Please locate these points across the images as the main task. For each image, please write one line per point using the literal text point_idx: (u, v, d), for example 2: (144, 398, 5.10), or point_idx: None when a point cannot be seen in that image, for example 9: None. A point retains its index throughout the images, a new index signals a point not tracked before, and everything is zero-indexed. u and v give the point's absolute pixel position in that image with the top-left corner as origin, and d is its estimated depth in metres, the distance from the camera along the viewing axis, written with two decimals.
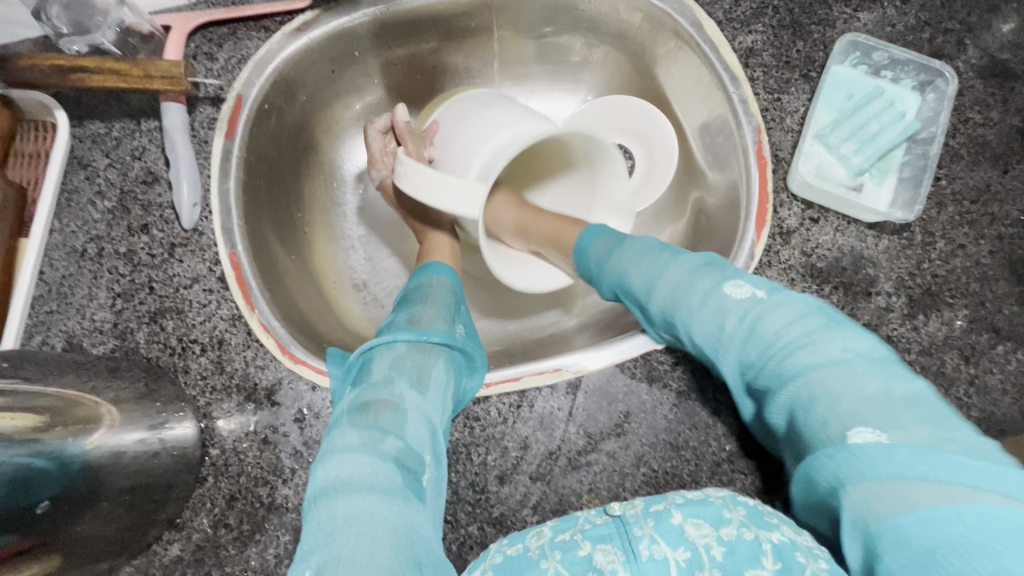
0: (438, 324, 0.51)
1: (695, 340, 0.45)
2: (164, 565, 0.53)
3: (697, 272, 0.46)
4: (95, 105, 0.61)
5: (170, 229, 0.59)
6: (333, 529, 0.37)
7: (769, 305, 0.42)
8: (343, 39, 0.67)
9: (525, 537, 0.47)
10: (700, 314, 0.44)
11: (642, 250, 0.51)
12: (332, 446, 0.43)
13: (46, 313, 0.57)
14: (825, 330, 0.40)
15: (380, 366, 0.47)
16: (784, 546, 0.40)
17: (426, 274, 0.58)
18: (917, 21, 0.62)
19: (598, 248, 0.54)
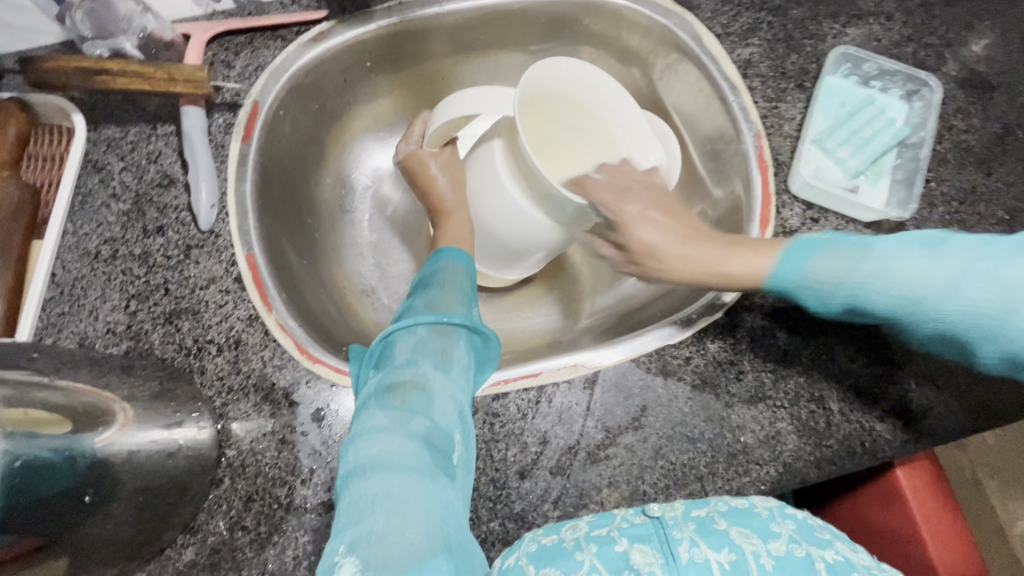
0: (458, 306, 0.52)
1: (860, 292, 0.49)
2: (178, 569, 0.51)
3: (1008, 268, 0.44)
4: (111, 109, 0.61)
5: (186, 231, 0.59)
6: (365, 507, 0.38)
7: (875, 258, 0.49)
8: (357, 50, 0.69)
9: (560, 529, 0.49)
10: (867, 271, 0.49)
11: (901, 264, 0.47)
12: (359, 426, 0.43)
13: (57, 315, 0.56)
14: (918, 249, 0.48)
15: (404, 348, 0.47)
16: (839, 564, 0.42)
17: (444, 257, 0.57)
18: (900, 37, 0.67)
19: (819, 266, 0.51)
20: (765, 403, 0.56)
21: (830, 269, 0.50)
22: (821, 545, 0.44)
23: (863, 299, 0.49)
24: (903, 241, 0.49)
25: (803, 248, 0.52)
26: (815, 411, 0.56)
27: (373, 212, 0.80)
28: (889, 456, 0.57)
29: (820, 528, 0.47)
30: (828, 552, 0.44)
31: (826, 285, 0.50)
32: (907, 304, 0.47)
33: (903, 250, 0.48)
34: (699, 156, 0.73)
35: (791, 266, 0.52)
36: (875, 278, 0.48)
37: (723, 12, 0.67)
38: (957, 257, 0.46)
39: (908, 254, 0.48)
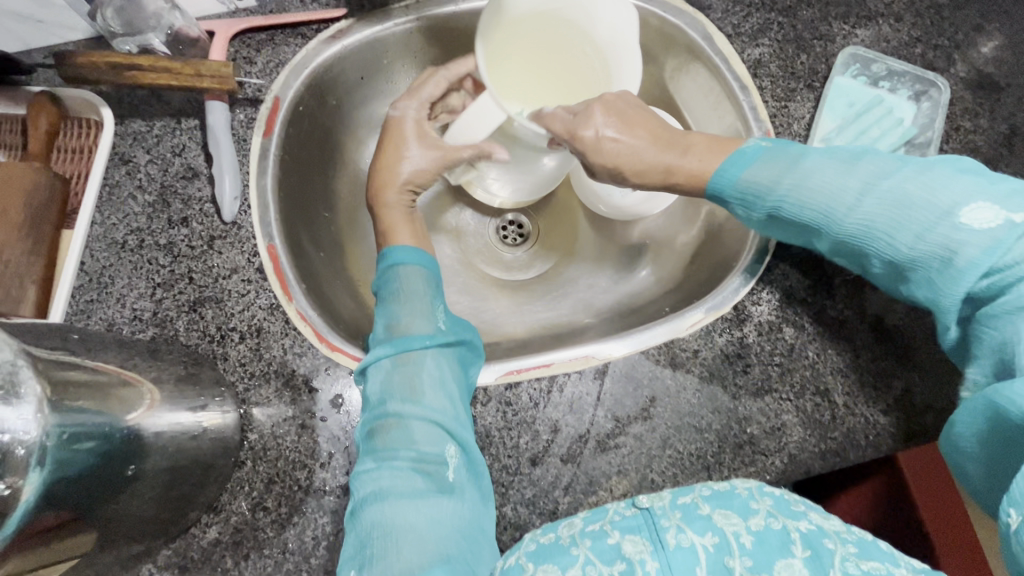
0: (419, 324, 0.54)
1: (801, 199, 0.53)
2: (203, 547, 0.54)
3: (905, 181, 0.49)
4: (138, 104, 0.63)
5: (210, 222, 0.61)
6: (367, 539, 0.44)
7: (816, 171, 0.52)
8: (374, 47, 0.70)
9: (557, 528, 0.50)
10: (811, 180, 0.52)
11: (826, 173, 0.52)
12: (357, 471, 0.49)
13: (86, 302, 0.58)
14: (857, 166, 0.51)
15: (374, 385, 0.52)
16: (813, 533, 0.44)
17: (392, 264, 0.58)
18: (909, 38, 0.68)
19: (749, 171, 0.55)
20: (771, 396, 0.58)
21: (759, 179, 0.55)
22: (796, 516, 0.46)
23: (788, 205, 0.53)
24: (831, 153, 0.54)
25: (741, 159, 0.56)
26: (820, 404, 0.58)
27: None
28: (892, 448, 0.58)
29: (796, 501, 0.49)
30: (801, 522, 0.45)
31: (746, 194, 0.55)
32: (820, 217, 0.52)
33: (831, 160, 0.53)
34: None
35: (725, 176, 0.56)
36: (794, 190, 0.53)
37: (735, 12, 0.68)
38: (875, 172, 0.51)
39: (829, 169, 0.52)
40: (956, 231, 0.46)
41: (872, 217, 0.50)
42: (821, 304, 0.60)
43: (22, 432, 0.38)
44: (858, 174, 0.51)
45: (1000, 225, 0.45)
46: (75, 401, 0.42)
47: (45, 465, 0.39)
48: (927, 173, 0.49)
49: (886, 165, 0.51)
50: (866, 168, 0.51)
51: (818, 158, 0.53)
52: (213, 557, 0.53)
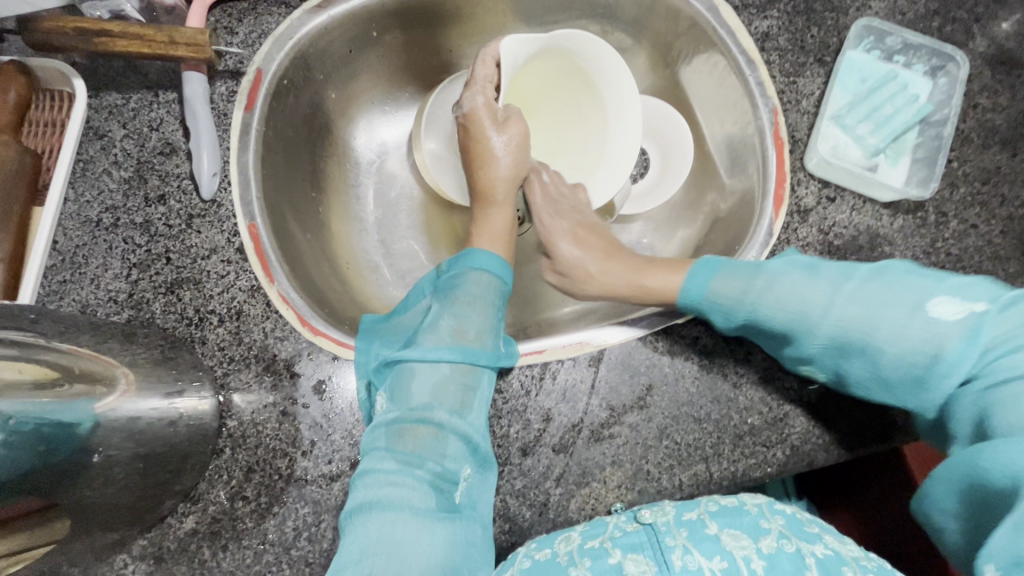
0: (483, 339, 0.53)
1: (777, 307, 0.52)
2: (179, 538, 0.52)
3: (868, 283, 0.51)
4: (112, 75, 0.60)
5: (188, 200, 0.58)
6: (367, 546, 0.41)
7: (778, 280, 0.53)
8: (362, 18, 0.67)
9: (553, 542, 0.48)
10: (779, 291, 0.53)
11: (798, 283, 0.53)
12: (368, 464, 0.47)
13: (59, 282, 0.56)
14: (817, 272, 0.53)
15: (422, 385, 0.51)
16: (830, 559, 0.44)
17: (467, 266, 0.57)
18: (926, 10, 0.64)
19: (719, 286, 0.54)
20: (774, 385, 0.55)
21: (729, 287, 0.54)
22: (810, 539, 0.46)
23: (762, 316, 0.52)
24: (793, 266, 0.54)
25: (708, 267, 0.56)
26: (825, 394, 0.55)
27: (378, 186, 0.79)
28: (900, 440, 0.55)
29: (809, 521, 0.49)
30: (817, 546, 0.46)
31: (723, 304, 0.54)
32: (794, 322, 0.52)
33: (798, 270, 0.54)
34: (716, 150, 0.70)
35: (698, 284, 0.55)
36: (767, 294, 0.53)
37: None
38: (858, 287, 0.52)
39: (791, 275, 0.53)
40: (933, 326, 0.48)
41: (842, 324, 0.51)
42: None
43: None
44: (822, 280, 0.53)
45: (966, 318, 0.48)
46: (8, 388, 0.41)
47: None
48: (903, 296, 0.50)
49: (837, 277, 0.53)
50: (834, 279, 0.53)
51: (790, 266, 0.54)
52: (190, 548, 0.51)
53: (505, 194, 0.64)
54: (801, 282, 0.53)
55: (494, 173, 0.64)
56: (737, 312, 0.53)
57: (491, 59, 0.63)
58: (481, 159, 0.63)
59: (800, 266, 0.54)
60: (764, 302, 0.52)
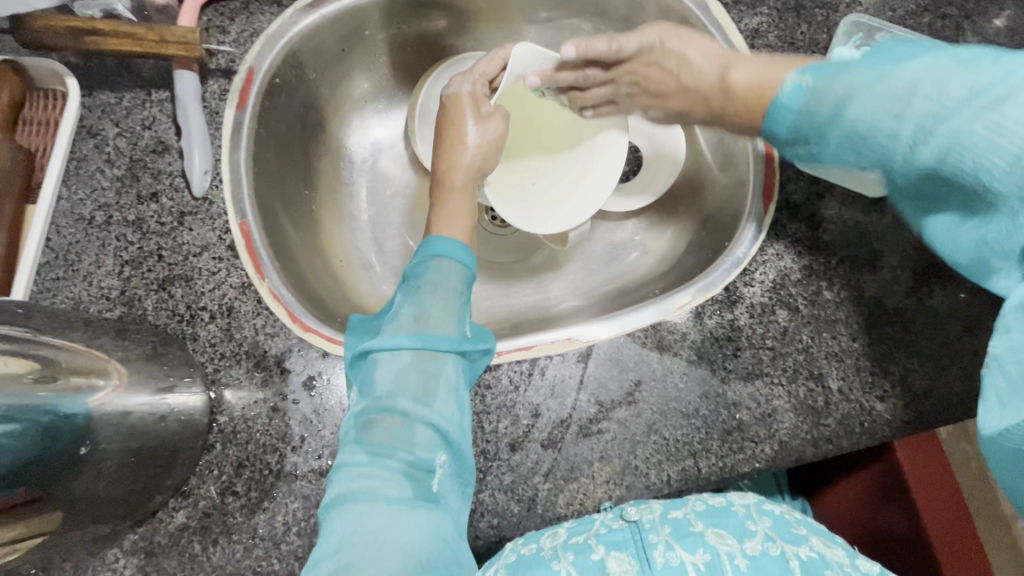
0: (447, 324, 0.49)
1: (867, 116, 0.45)
2: (170, 533, 0.52)
3: (997, 109, 0.38)
4: (105, 74, 0.61)
5: (180, 197, 0.59)
6: (342, 538, 0.40)
7: (868, 81, 0.45)
8: (354, 17, 0.67)
9: (539, 538, 0.50)
10: (875, 98, 0.45)
11: (879, 92, 0.45)
12: (343, 458, 0.45)
13: (52, 280, 0.56)
14: (894, 70, 0.44)
15: (385, 374, 0.47)
16: (813, 561, 0.45)
17: (429, 252, 0.51)
18: (916, 7, 0.64)
19: (804, 104, 0.50)
20: (762, 380, 0.55)
21: (820, 96, 0.48)
22: (794, 542, 0.47)
23: (860, 137, 0.46)
24: (933, 50, 0.43)
25: (796, 93, 0.51)
26: (814, 389, 0.55)
27: (372, 184, 0.79)
28: (888, 436, 0.56)
29: (797, 523, 0.50)
30: (802, 549, 0.46)
31: (809, 115, 0.50)
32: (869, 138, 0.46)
33: (882, 62, 0.45)
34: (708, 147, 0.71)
35: (793, 99, 0.51)
36: (851, 105, 0.46)
37: None
38: (922, 67, 0.43)
39: (936, 64, 0.42)
40: None
41: (937, 157, 0.41)
42: (816, 285, 0.57)
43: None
44: (960, 81, 0.40)
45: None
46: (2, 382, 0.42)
47: None
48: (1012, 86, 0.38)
49: (956, 81, 0.40)
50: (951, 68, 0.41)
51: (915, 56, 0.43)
52: (180, 543, 0.52)
53: (464, 185, 0.58)
54: (887, 83, 0.44)
55: (457, 158, 0.59)
56: (831, 130, 0.48)
57: (497, 59, 0.64)
58: (449, 142, 0.60)
59: (876, 59, 0.47)
60: (854, 110, 0.46)
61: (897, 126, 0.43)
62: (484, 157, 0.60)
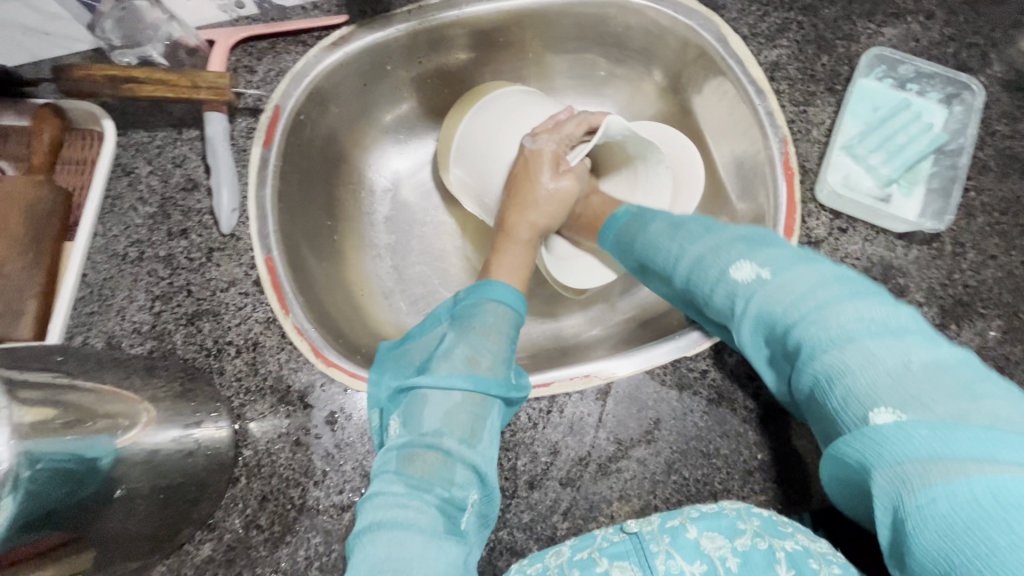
0: (496, 369, 0.51)
1: (657, 243, 0.55)
2: (197, 564, 0.52)
3: (722, 239, 0.50)
4: (139, 114, 0.63)
5: (209, 234, 0.61)
6: (376, 564, 0.40)
7: (660, 223, 0.57)
8: (376, 53, 0.69)
9: (544, 556, 0.47)
10: (658, 232, 0.56)
11: (661, 230, 0.56)
12: (376, 488, 0.45)
13: (87, 314, 0.58)
14: (709, 228, 0.53)
15: (434, 411, 0.48)
16: (796, 554, 0.42)
17: (486, 296, 0.55)
18: (941, 37, 0.63)
19: (621, 226, 0.61)
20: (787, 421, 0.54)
21: (632, 228, 0.60)
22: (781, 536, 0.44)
23: (651, 254, 0.56)
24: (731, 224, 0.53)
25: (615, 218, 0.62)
26: None
27: (391, 212, 0.80)
28: None
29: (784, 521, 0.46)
30: (787, 542, 0.43)
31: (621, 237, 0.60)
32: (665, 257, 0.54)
33: (675, 227, 0.55)
34: (726, 176, 0.70)
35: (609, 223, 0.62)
36: (649, 234, 0.57)
37: (751, 12, 0.64)
38: (713, 235, 0.52)
39: (676, 222, 0.55)
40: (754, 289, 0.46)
41: (690, 271, 0.51)
42: None
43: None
44: (694, 237, 0.52)
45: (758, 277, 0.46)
46: (47, 427, 0.41)
47: (16, 493, 0.38)
48: (802, 266, 0.46)
49: (707, 232, 0.52)
50: (705, 231, 0.53)
51: (684, 219, 0.55)
52: None
53: (528, 238, 0.64)
54: (672, 228, 0.55)
55: (524, 214, 0.65)
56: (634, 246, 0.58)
57: (585, 125, 0.65)
58: (521, 194, 0.65)
59: (672, 219, 0.56)
60: (646, 240, 0.57)
61: (678, 253, 0.53)
62: (549, 215, 0.65)
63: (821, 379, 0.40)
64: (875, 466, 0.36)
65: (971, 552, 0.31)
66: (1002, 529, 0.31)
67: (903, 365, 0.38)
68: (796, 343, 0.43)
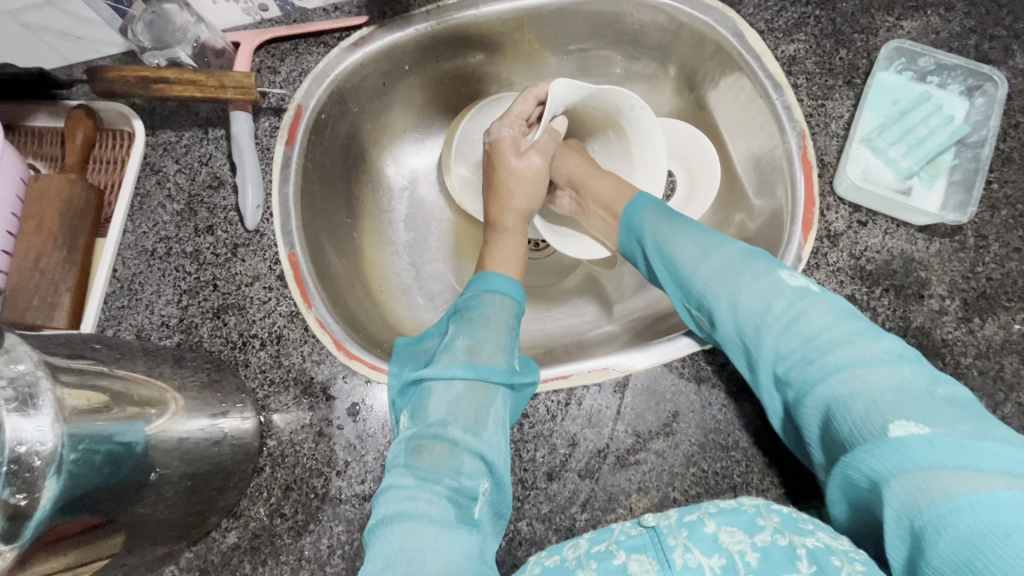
0: (497, 357, 0.52)
1: (677, 252, 0.55)
2: (222, 552, 0.55)
3: (746, 255, 0.51)
4: (167, 115, 0.65)
5: (234, 230, 0.62)
6: (389, 556, 0.41)
7: (679, 227, 0.56)
8: (396, 53, 0.70)
9: (562, 548, 0.48)
10: (680, 238, 0.55)
11: (689, 232, 0.56)
12: (388, 482, 0.46)
13: (117, 308, 0.60)
14: (731, 243, 0.53)
15: (439, 403, 0.49)
16: (818, 551, 0.42)
17: (481, 288, 0.57)
18: (961, 29, 0.63)
19: (635, 225, 0.60)
20: None
21: (651, 219, 0.58)
22: (802, 533, 0.43)
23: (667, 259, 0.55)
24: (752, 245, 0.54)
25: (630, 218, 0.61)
26: None
27: (409, 210, 0.81)
28: None
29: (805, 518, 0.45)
30: (808, 539, 0.43)
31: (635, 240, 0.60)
32: (682, 264, 0.54)
33: (708, 233, 0.55)
34: (743, 171, 0.70)
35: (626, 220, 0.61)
36: (666, 239, 0.56)
37: (767, 7, 0.65)
38: (735, 250, 0.52)
39: (696, 231, 0.56)
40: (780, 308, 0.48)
41: (712, 282, 0.51)
42: None
43: (39, 443, 0.39)
44: (714, 248, 0.53)
45: (788, 298, 0.48)
46: (87, 411, 0.43)
47: (61, 473, 0.40)
48: (822, 297, 0.48)
49: (732, 245, 0.53)
50: (725, 244, 0.53)
51: (702, 230, 0.56)
52: (232, 562, 0.54)
53: (515, 224, 0.65)
54: (694, 237, 0.55)
55: (507, 202, 0.65)
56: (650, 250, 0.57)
57: (532, 98, 0.65)
58: (503, 184, 0.65)
59: (693, 226, 0.56)
60: (664, 248, 0.56)
61: (700, 263, 0.53)
62: (528, 197, 0.66)
63: (843, 393, 0.42)
64: (892, 477, 0.37)
65: (991, 557, 0.33)
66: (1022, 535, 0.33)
67: (926, 393, 0.40)
68: (822, 360, 0.44)
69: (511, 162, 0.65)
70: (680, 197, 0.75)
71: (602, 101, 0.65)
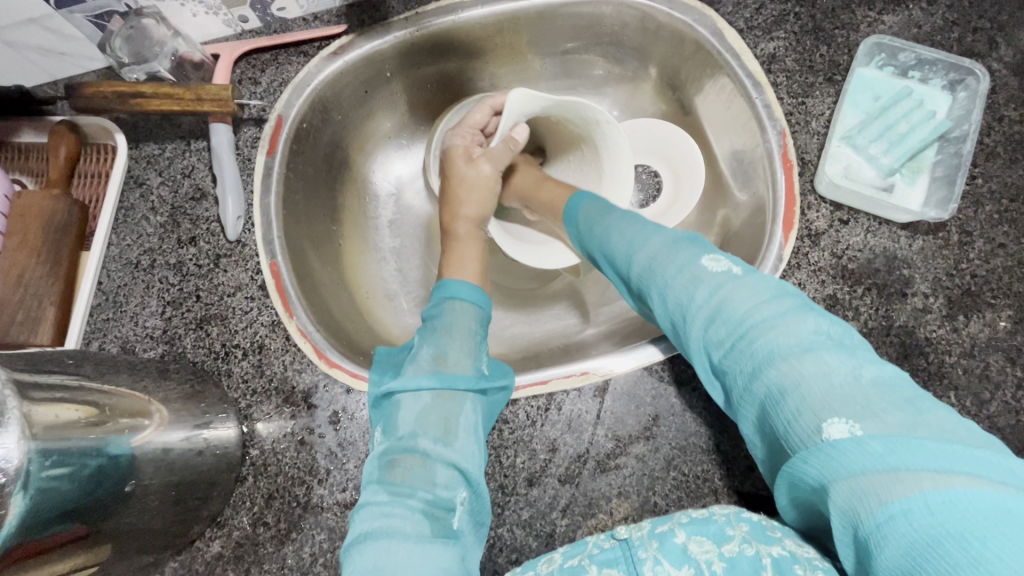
0: (462, 364, 0.52)
1: (614, 243, 0.53)
2: (207, 561, 0.55)
3: (676, 242, 0.50)
4: (149, 128, 0.65)
5: (216, 240, 0.63)
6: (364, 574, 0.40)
7: (617, 221, 0.55)
8: (377, 60, 0.70)
9: (535, 564, 0.47)
10: (617, 231, 0.54)
11: (630, 222, 0.54)
12: (363, 500, 0.46)
13: (103, 320, 0.61)
14: (665, 231, 0.52)
15: (408, 414, 0.49)
16: (784, 559, 0.41)
17: (443, 295, 0.56)
18: (944, 22, 0.62)
19: (584, 222, 0.58)
20: None
21: (592, 213, 0.58)
22: (768, 541, 0.43)
23: (605, 250, 0.54)
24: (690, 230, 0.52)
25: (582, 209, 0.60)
26: None
27: (395, 216, 0.82)
28: None
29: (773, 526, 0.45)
30: (775, 547, 0.42)
31: (582, 235, 0.58)
32: (619, 254, 0.52)
33: (643, 223, 0.54)
34: (726, 170, 0.69)
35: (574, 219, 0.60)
36: (607, 231, 0.55)
37: (746, 5, 0.64)
38: (667, 238, 0.51)
39: (632, 219, 0.54)
40: (707, 292, 0.45)
41: (645, 267, 0.49)
42: (841, 315, 0.57)
43: (5, 460, 0.40)
44: (647, 234, 0.52)
45: (715, 279, 0.45)
46: (60, 425, 0.44)
47: (29, 490, 0.40)
48: (752, 278, 0.45)
49: (666, 234, 0.51)
50: (656, 231, 0.52)
51: (638, 219, 0.54)
52: (216, 571, 0.55)
53: (468, 230, 0.65)
54: (630, 225, 0.53)
55: (460, 210, 0.66)
56: (592, 246, 0.56)
57: (487, 108, 0.67)
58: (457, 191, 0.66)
59: (630, 218, 0.55)
60: (604, 241, 0.55)
61: (633, 252, 0.51)
62: (481, 204, 0.66)
63: (775, 386, 0.39)
64: (832, 484, 0.36)
65: (936, 569, 0.31)
66: (963, 545, 0.31)
67: (854, 378, 0.38)
68: (751, 348, 0.41)
69: (465, 170, 0.66)
70: (665, 197, 0.74)
71: (566, 112, 0.65)
